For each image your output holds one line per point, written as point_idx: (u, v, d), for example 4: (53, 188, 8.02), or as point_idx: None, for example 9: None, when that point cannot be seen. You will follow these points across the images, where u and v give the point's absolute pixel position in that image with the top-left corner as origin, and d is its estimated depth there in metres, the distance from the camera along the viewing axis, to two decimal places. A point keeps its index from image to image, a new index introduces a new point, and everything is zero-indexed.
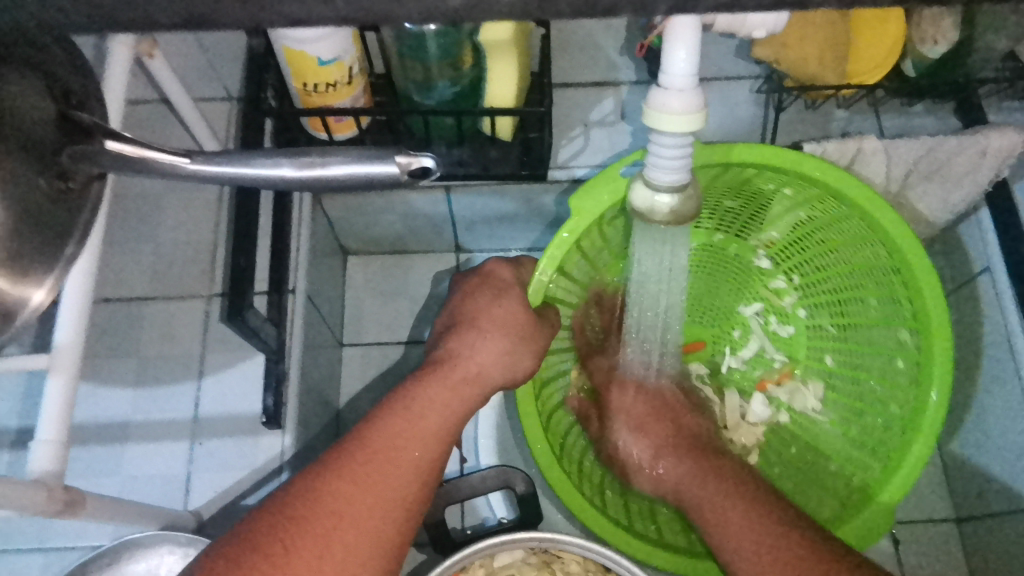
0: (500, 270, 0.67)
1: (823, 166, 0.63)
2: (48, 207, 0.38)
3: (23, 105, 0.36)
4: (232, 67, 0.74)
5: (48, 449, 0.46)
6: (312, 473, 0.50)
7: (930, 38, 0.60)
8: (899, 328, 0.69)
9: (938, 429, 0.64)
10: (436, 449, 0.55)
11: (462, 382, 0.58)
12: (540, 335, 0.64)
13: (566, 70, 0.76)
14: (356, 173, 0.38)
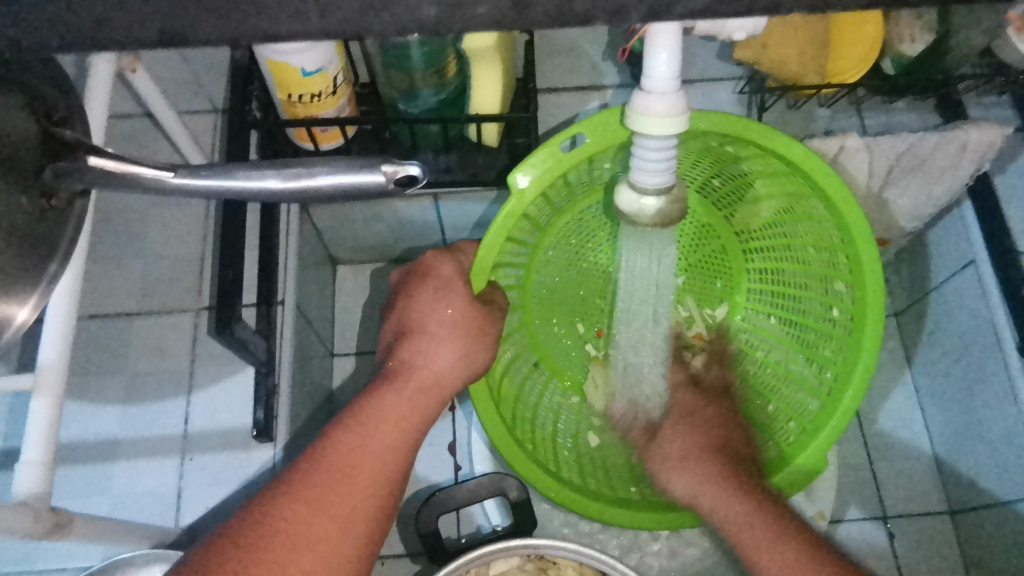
0: (440, 265, 0.63)
1: (788, 145, 0.58)
2: (31, 225, 0.37)
3: (5, 124, 0.36)
4: (215, 79, 0.74)
5: (33, 470, 0.45)
6: (270, 496, 0.51)
7: (906, 36, 0.61)
8: (837, 282, 0.67)
9: (839, 433, 0.65)
10: (392, 462, 0.54)
11: (418, 392, 0.57)
12: (491, 327, 0.62)
13: (549, 74, 0.77)
14: (340, 183, 0.38)
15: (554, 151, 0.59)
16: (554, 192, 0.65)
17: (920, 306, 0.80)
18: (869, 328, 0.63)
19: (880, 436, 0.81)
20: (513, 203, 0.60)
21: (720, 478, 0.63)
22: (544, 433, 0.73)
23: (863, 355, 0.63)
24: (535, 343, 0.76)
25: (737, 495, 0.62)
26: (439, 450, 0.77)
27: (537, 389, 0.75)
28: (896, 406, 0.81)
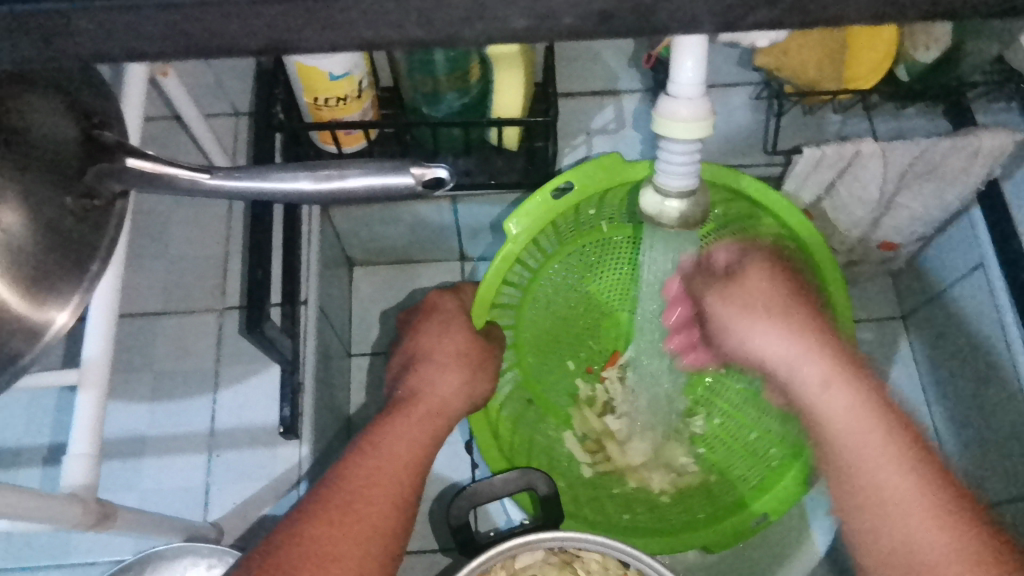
0: (443, 304, 0.72)
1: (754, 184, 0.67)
2: (77, 224, 0.38)
3: (40, 126, 0.37)
4: (238, 82, 0.75)
5: (81, 462, 0.46)
6: (297, 515, 0.52)
7: (922, 43, 0.62)
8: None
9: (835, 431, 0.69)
10: (407, 480, 0.57)
11: (428, 414, 0.62)
12: (489, 360, 0.69)
13: (567, 80, 0.78)
14: (372, 184, 0.39)
15: (545, 198, 0.66)
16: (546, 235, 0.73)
17: (930, 307, 0.81)
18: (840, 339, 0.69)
19: None
20: (507, 248, 0.68)
21: (859, 406, 0.52)
22: (542, 464, 0.77)
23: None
24: (528, 379, 0.80)
25: (872, 419, 0.51)
26: (459, 449, 0.78)
27: (531, 423, 0.80)
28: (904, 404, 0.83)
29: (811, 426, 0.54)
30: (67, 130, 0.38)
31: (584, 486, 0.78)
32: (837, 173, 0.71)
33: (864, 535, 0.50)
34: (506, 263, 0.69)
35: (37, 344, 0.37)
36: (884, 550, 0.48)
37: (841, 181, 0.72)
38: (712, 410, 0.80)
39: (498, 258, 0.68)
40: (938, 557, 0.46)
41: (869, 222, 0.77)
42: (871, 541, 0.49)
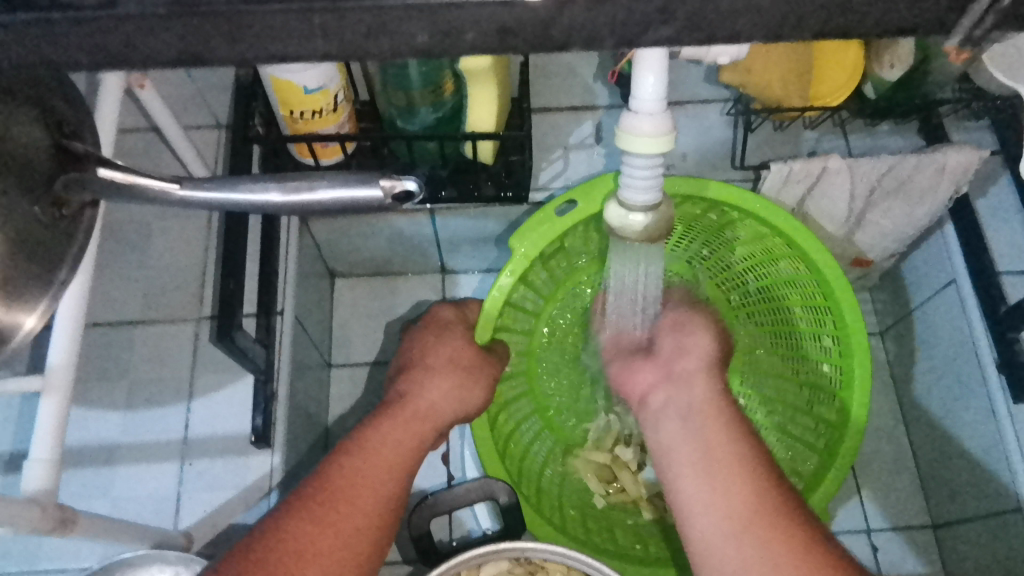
0: (442, 312, 0.73)
1: (750, 197, 0.67)
2: (44, 232, 0.39)
3: (17, 138, 0.38)
4: (220, 96, 0.77)
5: (41, 467, 0.47)
6: (278, 513, 0.53)
7: (887, 62, 0.64)
8: (825, 333, 0.73)
9: (856, 447, 0.67)
10: (391, 481, 0.57)
11: (415, 418, 0.62)
12: (485, 366, 0.69)
13: (544, 95, 0.79)
14: (339, 196, 0.40)
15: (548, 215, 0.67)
16: (556, 260, 0.75)
17: (904, 323, 0.81)
18: (856, 343, 0.68)
19: (865, 451, 0.82)
20: (508, 270, 0.68)
21: (706, 398, 0.59)
22: (554, 493, 0.77)
23: (856, 400, 0.68)
24: (542, 409, 0.81)
25: (727, 430, 0.55)
26: (433, 460, 0.78)
27: (546, 453, 0.80)
28: (882, 421, 0.83)
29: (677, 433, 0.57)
30: (38, 138, 0.39)
31: (599, 518, 0.77)
32: (807, 189, 0.71)
33: (692, 501, 0.53)
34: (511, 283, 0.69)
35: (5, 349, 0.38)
36: (698, 522, 0.52)
37: (811, 198, 0.72)
38: None
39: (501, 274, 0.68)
40: (746, 516, 0.50)
41: (841, 238, 0.77)
42: (693, 515, 0.52)
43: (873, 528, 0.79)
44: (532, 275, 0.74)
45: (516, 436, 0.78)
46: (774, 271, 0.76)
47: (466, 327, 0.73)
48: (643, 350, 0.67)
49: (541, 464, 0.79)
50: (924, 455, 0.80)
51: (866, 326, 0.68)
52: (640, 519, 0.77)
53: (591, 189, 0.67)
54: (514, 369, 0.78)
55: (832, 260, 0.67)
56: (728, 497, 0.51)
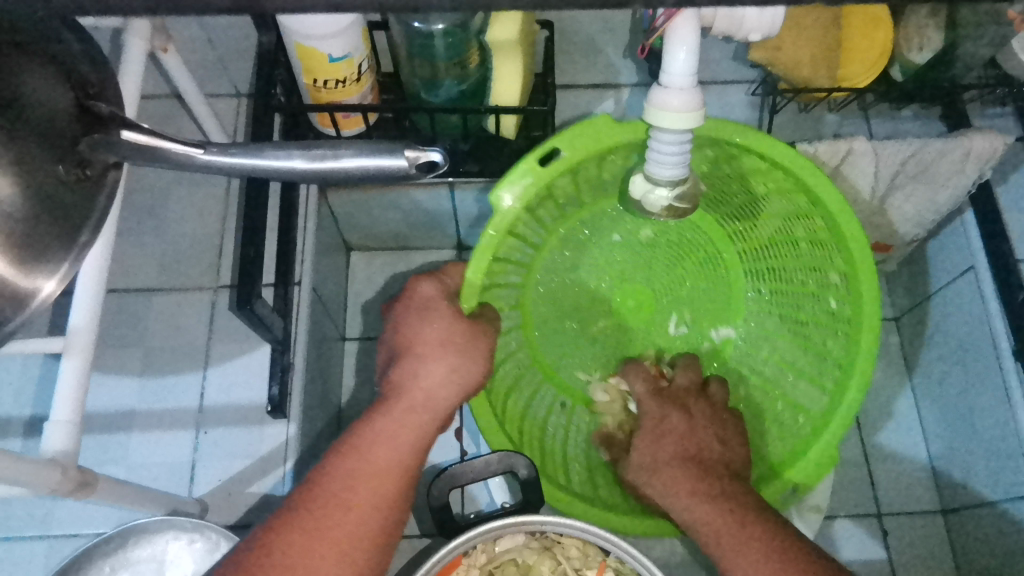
0: (422, 287, 0.62)
1: (769, 142, 0.61)
2: (65, 193, 0.37)
3: (39, 95, 0.36)
4: (242, 64, 0.76)
5: (61, 428, 0.47)
6: (264, 529, 0.49)
7: (916, 45, 0.64)
8: (833, 272, 0.68)
9: (859, 408, 0.64)
10: (390, 485, 0.52)
11: (408, 411, 0.55)
12: (480, 337, 0.61)
13: (567, 70, 0.78)
14: (364, 166, 0.40)
15: (534, 166, 0.59)
16: (546, 208, 0.67)
17: (921, 312, 0.81)
18: (867, 289, 0.63)
19: (877, 437, 0.82)
20: (497, 221, 0.61)
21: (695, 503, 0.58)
22: (557, 453, 0.72)
23: (865, 343, 0.64)
24: (541, 362, 0.75)
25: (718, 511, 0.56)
26: (448, 435, 0.78)
27: (546, 404, 0.74)
28: (893, 410, 0.83)
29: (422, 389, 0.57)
30: (62, 98, 0.37)
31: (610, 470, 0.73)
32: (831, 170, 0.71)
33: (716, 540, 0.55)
34: (495, 242, 0.61)
35: (21, 313, 0.35)
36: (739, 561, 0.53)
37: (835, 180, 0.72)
38: (736, 383, 0.75)
39: (488, 232, 0.61)
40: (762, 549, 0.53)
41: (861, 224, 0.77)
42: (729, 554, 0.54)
43: (884, 514, 0.79)
44: (525, 225, 0.66)
45: (515, 394, 0.71)
46: (780, 209, 0.69)
47: (452, 299, 0.63)
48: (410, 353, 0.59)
49: (546, 412, 0.74)
50: (936, 442, 0.80)
51: (877, 272, 0.63)
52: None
53: (582, 134, 0.59)
54: (508, 323, 0.71)
55: (854, 219, 0.62)
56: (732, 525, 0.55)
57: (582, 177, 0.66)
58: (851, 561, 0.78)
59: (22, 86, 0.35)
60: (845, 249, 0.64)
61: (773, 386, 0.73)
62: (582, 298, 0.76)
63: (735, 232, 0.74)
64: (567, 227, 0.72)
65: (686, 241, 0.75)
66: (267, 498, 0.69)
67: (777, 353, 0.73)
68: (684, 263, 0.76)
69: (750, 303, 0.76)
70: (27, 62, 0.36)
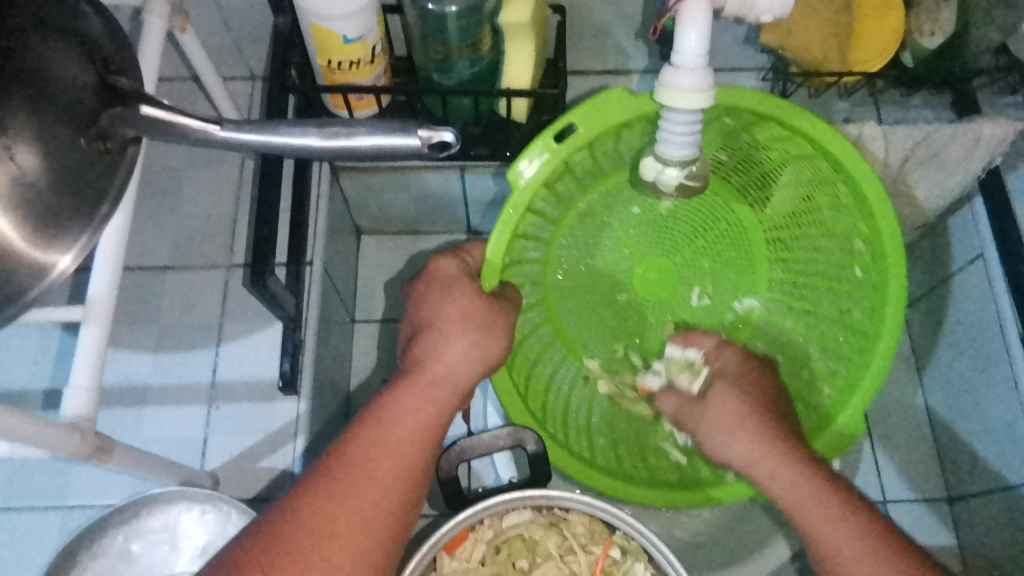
0: (443, 266, 0.62)
1: (786, 107, 0.61)
2: (85, 166, 0.36)
3: (60, 68, 0.35)
4: (256, 48, 0.77)
5: (81, 395, 0.48)
6: (290, 494, 0.49)
7: (928, 29, 0.64)
8: (856, 239, 0.68)
9: (885, 370, 0.65)
10: (410, 458, 0.53)
11: (431, 386, 0.56)
12: (502, 315, 0.60)
13: (577, 56, 0.78)
14: (379, 144, 0.41)
15: (548, 143, 0.59)
16: (563, 182, 0.69)
17: (929, 299, 0.82)
18: (891, 252, 0.64)
19: (883, 423, 0.83)
20: (515, 199, 0.61)
21: (776, 463, 0.60)
22: (579, 426, 0.73)
23: (891, 308, 0.64)
24: (562, 337, 0.76)
25: (807, 477, 0.58)
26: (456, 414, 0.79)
27: (567, 380, 0.75)
28: (898, 396, 0.83)
29: (450, 368, 0.57)
30: (83, 73, 0.36)
31: (631, 442, 0.74)
32: None
33: (806, 514, 0.57)
34: (516, 217, 0.61)
35: (41, 283, 0.34)
36: (834, 538, 0.56)
37: None
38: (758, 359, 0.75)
39: (507, 209, 0.61)
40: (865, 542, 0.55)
41: None
42: (828, 528, 0.56)
43: (889, 500, 0.80)
44: (542, 199, 0.67)
45: (536, 371, 0.73)
46: (800, 180, 0.70)
47: (473, 278, 0.62)
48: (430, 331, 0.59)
49: (568, 386, 0.75)
50: (942, 429, 0.80)
51: (903, 239, 0.63)
52: (669, 446, 0.73)
53: (598, 108, 0.60)
54: (528, 301, 0.73)
55: (880, 188, 0.62)
56: (829, 498, 0.57)
57: (598, 151, 0.67)
58: None
59: (42, 59, 0.34)
60: (869, 216, 0.64)
61: (796, 358, 0.74)
62: (603, 274, 0.76)
63: (755, 206, 0.75)
64: (586, 202, 0.73)
65: (705, 215, 0.75)
66: (277, 473, 0.70)
67: (800, 325, 0.74)
68: (704, 238, 0.76)
69: (772, 273, 0.76)
70: (50, 34, 0.35)
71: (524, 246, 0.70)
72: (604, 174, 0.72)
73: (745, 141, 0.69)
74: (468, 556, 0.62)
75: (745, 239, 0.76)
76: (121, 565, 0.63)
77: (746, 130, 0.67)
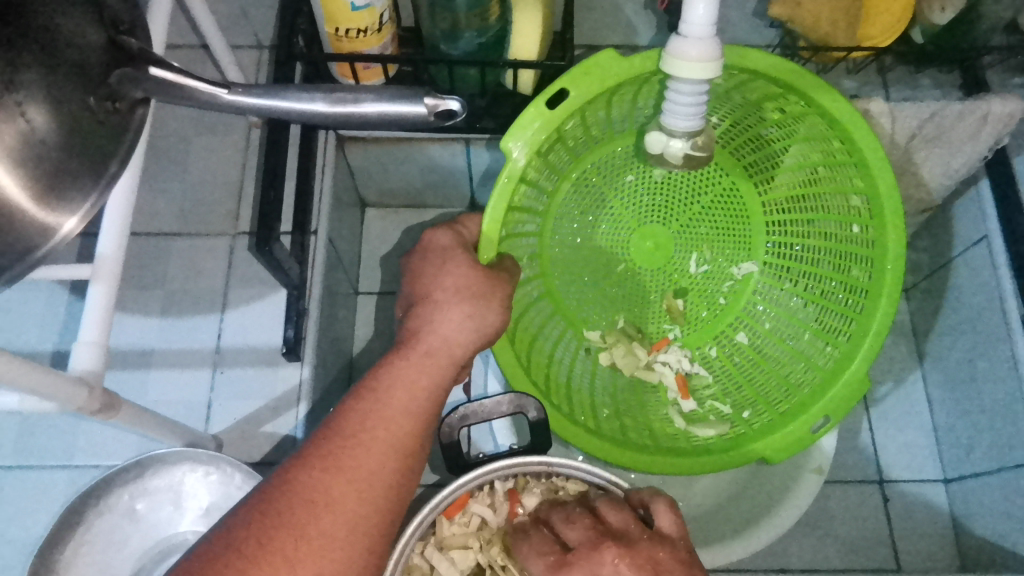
0: (437, 237, 0.62)
1: (783, 65, 0.60)
2: (96, 125, 0.35)
3: (70, 26, 0.34)
4: (264, 17, 0.77)
5: (89, 351, 0.48)
6: (289, 464, 0.47)
7: (937, 6, 0.63)
8: (851, 196, 0.68)
9: (887, 325, 0.65)
10: (410, 427, 0.51)
11: (428, 355, 0.55)
12: (498, 285, 0.60)
13: (584, 29, 0.78)
14: (386, 111, 0.41)
15: (541, 110, 0.60)
16: (557, 152, 0.68)
17: (932, 280, 0.82)
18: (889, 212, 0.64)
19: (880, 403, 0.83)
20: (509, 171, 0.61)
21: None
22: (585, 397, 0.74)
23: (889, 263, 0.64)
24: (562, 309, 0.76)
25: None
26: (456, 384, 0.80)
27: (569, 351, 0.76)
28: (897, 376, 0.84)
29: (446, 337, 0.56)
30: (92, 30, 0.36)
31: (633, 411, 0.75)
32: None
33: None
34: (510, 187, 0.62)
35: (50, 241, 0.33)
36: None
37: None
38: (756, 321, 0.76)
39: (501, 180, 0.61)
40: None
41: None
42: None
43: (885, 478, 0.80)
44: (539, 170, 0.67)
45: (539, 343, 0.73)
46: (795, 142, 0.70)
47: (467, 249, 0.63)
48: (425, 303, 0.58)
49: (571, 357, 0.76)
50: (940, 410, 0.81)
51: (898, 187, 0.63)
52: (672, 411, 0.75)
53: (589, 72, 0.60)
54: (528, 273, 0.73)
55: (877, 144, 0.62)
56: None
57: (591, 120, 0.67)
58: (849, 525, 0.79)
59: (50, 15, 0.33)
60: (867, 173, 0.64)
61: (795, 318, 0.74)
62: (599, 246, 0.77)
63: (749, 168, 0.75)
64: (579, 172, 0.73)
65: (696, 181, 0.76)
66: (280, 438, 0.71)
67: (797, 286, 0.74)
68: (700, 201, 0.77)
69: (767, 236, 0.76)
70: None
71: (523, 221, 0.70)
72: (597, 143, 0.72)
73: (739, 103, 0.69)
74: (466, 522, 0.64)
75: (740, 203, 0.76)
76: (127, 522, 0.65)
77: (736, 90, 0.67)
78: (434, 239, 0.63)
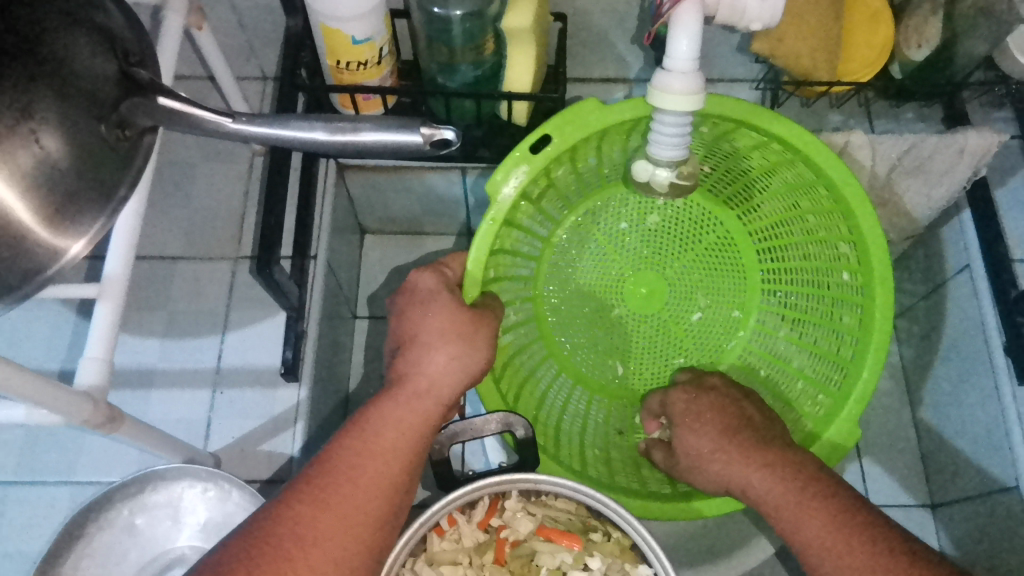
0: (423, 281, 0.63)
1: (754, 110, 0.63)
2: (107, 153, 0.37)
3: (83, 62, 0.36)
4: (268, 50, 0.80)
5: (93, 366, 0.50)
6: (276, 498, 0.48)
7: (914, 42, 0.67)
8: (840, 239, 0.70)
9: (881, 364, 0.65)
10: (396, 468, 0.52)
11: (416, 397, 0.56)
12: (482, 327, 0.61)
13: (578, 64, 0.82)
14: (382, 140, 0.43)
15: (525, 154, 0.62)
16: (545, 198, 0.72)
17: (917, 308, 0.84)
18: (873, 248, 0.65)
19: (868, 429, 0.84)
20: (494, 211, 0.63)
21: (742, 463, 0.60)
22: (573, 439, 0.74)
23: (877, 314, 0.66)
24: (557, 352, 0.79)
25: (799, 495, 0.56)
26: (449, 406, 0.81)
27: (562, 394, 0.78)
28: (885, 401, 0.85)
29: (434, 380, 0.57)
30: (105, 65, 0.38)
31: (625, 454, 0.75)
32: None
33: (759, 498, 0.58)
34: (494, 228, 0.64)
35: (57, 262, 0.35)
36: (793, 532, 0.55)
37: None
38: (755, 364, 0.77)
39: (486, 222, 0.63)
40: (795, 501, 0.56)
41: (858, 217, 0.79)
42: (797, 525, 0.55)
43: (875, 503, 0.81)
44: (525, 212, 0.70)
45: (531, 383, 0.76)
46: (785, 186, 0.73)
47: (452, 290, 0.63)
48: (410, 346, 0.59)
49: (563, 401, 0.78)
50: (926, 435, 0.82)
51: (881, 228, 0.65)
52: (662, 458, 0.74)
53: (571, 116, 0.62)
54: (519, 316, 0.75)
55: (853, 181, 0.64)
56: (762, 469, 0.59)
57: (579, 161, 0.70)
58: None
59: (64, 52, 0.35)
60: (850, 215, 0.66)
61: (787, 361, 0.76)
62: (593, 289, 0.79)
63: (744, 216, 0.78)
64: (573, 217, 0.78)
65: (688, 225, 0.79)
66: (276, 457, 0.72)
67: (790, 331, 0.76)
68: (695, 249, 0.79)
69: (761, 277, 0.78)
70: (70, 25, 0.36)
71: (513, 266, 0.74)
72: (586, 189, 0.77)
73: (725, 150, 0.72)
74: (457, 538, 0.65)
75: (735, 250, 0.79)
76: (125, 538, 0.66)
77: (721, 140, 0.70)
78: (418, 283, 0.64)
